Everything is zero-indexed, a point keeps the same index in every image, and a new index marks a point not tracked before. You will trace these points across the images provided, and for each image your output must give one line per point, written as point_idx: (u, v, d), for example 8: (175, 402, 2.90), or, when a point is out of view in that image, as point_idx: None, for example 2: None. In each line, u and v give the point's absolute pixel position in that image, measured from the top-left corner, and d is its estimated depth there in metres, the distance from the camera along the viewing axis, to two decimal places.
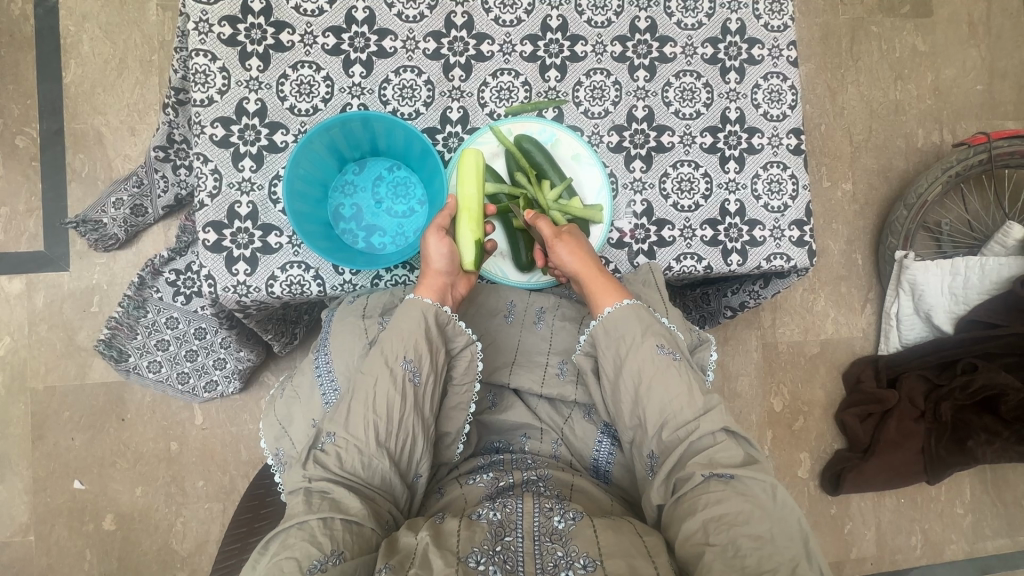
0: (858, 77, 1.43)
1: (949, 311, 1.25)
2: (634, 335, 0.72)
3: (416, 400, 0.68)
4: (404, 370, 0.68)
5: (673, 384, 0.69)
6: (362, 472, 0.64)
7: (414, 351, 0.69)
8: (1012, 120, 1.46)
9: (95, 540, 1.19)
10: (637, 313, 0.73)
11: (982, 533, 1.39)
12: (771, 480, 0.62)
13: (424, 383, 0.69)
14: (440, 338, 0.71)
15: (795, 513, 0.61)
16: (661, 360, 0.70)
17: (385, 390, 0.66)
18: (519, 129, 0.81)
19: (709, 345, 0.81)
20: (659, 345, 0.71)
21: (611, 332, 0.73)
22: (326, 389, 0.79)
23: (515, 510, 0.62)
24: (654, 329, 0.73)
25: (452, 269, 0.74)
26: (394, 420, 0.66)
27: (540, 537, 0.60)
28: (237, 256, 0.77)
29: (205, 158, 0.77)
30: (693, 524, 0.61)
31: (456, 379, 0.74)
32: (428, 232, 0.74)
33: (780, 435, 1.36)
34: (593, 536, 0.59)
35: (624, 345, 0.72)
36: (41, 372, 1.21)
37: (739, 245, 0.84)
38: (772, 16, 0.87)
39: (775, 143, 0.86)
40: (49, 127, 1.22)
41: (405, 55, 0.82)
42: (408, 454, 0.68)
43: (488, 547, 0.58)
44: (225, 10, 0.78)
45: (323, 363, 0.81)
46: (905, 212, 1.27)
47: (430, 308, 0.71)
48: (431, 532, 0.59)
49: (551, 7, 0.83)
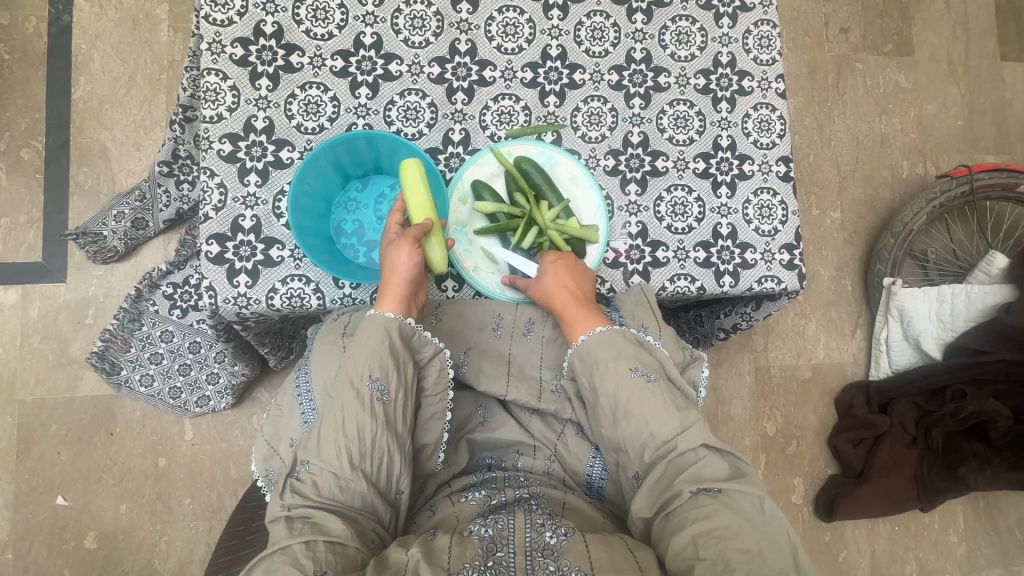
0: (844, 111, 1.49)
1: (938, 337, 1.27)
2: (606, 360, 0.72)
3: (389, 418, 0.68)
4: (371, 390, 0.68)
5: (647, 403, 0.69)
6: (341, 496, 0.64)
7: (378, 370, 0.68)
8: (992, 154, 1.51)
9: (75, 559, 1.16)
10: (612, 338, 0.73)
11: (976, 563, 1.37)
12: (760, 494, 0.63)
13: (393, 399, 0.69)
14: (405, 351, 0.72)
15: (786, 528, 0.61)
16: (636, 382, 0.71)
17: (354, 412, 0.66)
18: (519, 152, 0.83)
19: (700, 362, 0.82)
20: (632, 367, 0.72)
21: (586, 357, 0.74)
22: (305, 409, 0.78)
23: (507, 526, 0.62)
24: (629, 352, 0.73)
25: (416, 280, 0.74)
26: (367, 442, 0.66)
27: (531, 552, 0.60)
28: (238, 268, 0.77)
29: (212, 173, 0.79)
30: (683, 538, 0.60)
31: (428, 390, 0.74)
32: (402, 243, 0.74)
33: (774, 459, 1.36)
34: (585, 550, 0.60)
35: (599, 370, 0.72)
36: (31, 384, 1.19)
37: (731, 266, 0.86)
38: (761, 51, 0.91)
39: (765, 170, 0.89)
40: (55, 140, 1.24)
41: (410, 79, 0.85)
42: (386, 473, 0.67)
43: (479, 563, 0.59)
44: (239, 32, 0.81)
45: (304, 382, 0.79)
46: (891, 240, 1.31)
47: (393, 323, 0.71)
48: (421, 549, 0.59)
49: (552, 37, 0.87)
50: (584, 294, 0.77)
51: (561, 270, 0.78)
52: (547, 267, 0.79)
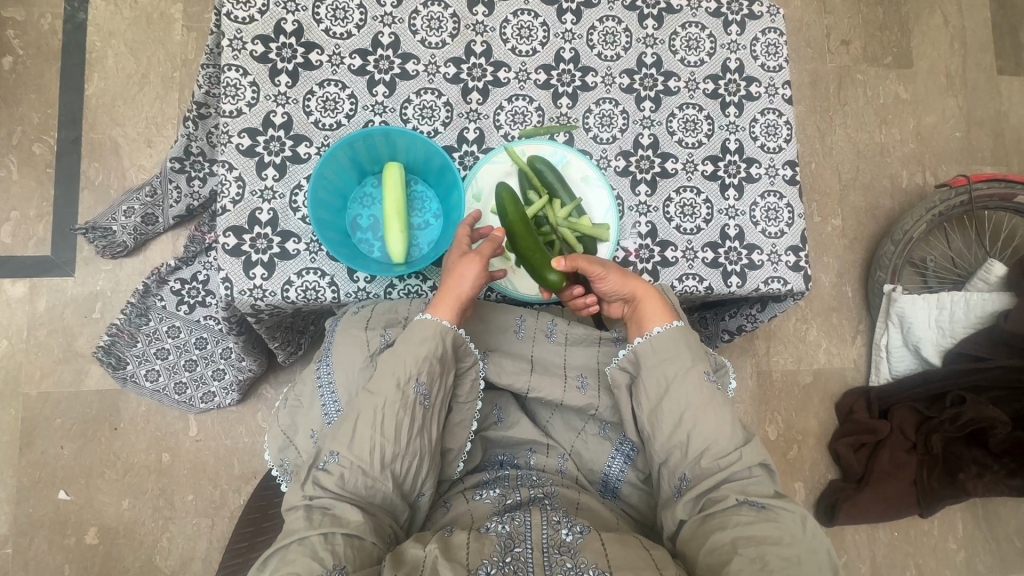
0: (845, 121, 1.52)
1: (937, 343, 1.29)
2: (681, 359, 0.73)
3: (425, 423, 0.70)
4: (416, 394, 0.69)
5: (721, 413, 0.70)
6: (364, 492, 0.65)
7: (426, 375, 0.70)
8: (989, 166, 1.54)
9: (75, 555, 1.15)
10: (688, 335, 0.74)
11: (975, 570, 1.38)
12: (802, 513, 0.64)
13: (433, 406, 0.70)
14: (452, 359, 0.73)
15: (825, 546, 0.62)
16: (709, 386, 0.72)
17: (396, 412, 0.67)
18: (532, 151, 0.85)
19: (727, 372, 0.82)
20: (706, 371, 0.73)
21: (658, 351, 0.74)
22: (327, 403, 0.78)
23: (524, 523, 0.63)
24: (699, 356, 0.74)
25: (472, 297, 0.75)
26: (402, 443, 0.67)
27: (548, 549, 0.60)
28: (254, 260, 0.78)
29: (230, 166, 0.80)
30: (723, 536, 0.62)
31: (461, 397, 0.76)
32: (473, 259, 0.74)
33: (775, 464, 1.37)
34: (601, 548, 0.60)
35: (673, 368, 0.73)
36: (36, 378, 1.19)
37: (739, 267, 0.88)
38: (768, 57, 0.93)
39: (771, 174, 0.91)
40: (66, 136, 1.25)
41: (427, 78, 0.86)
42: (412, 477, 0.68)
43: (498, 559, 0.59)
44: (259, 29, 0.82)
45: (325, 373, 0.80)
46: (892, 247, 1.33)
47: (448, 331, 0.72)
48: (439, 545, 0.60)
49: (565, 41, 0.89)
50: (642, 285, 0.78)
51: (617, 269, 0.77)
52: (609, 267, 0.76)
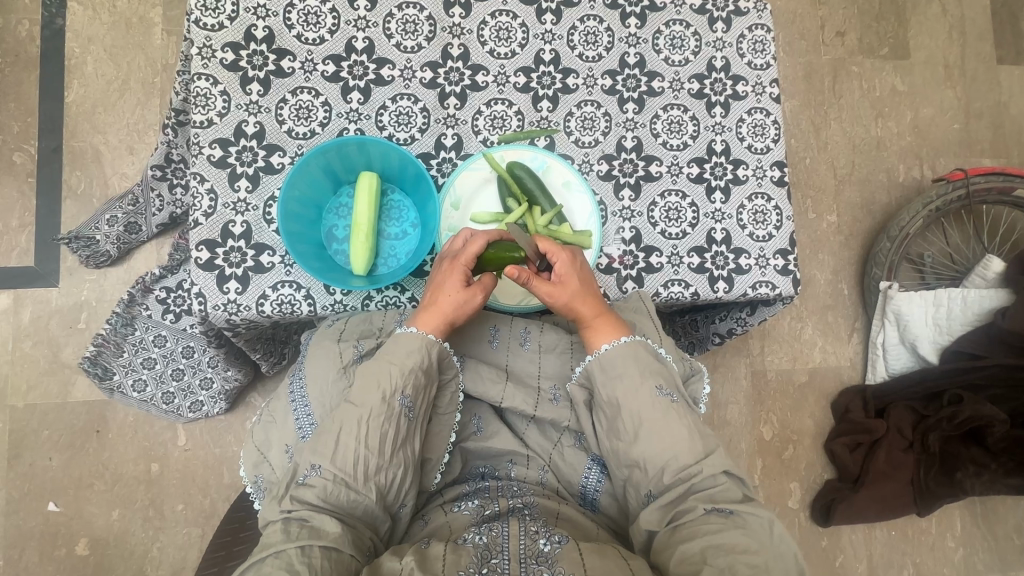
0: (840, 114, 1.49)
1: (934, 341, 1.26)
2: (633, 376, 0.71)
3: (408, 434, 0.69)
4: (401, 406, 0.68)
5: (676, 427, 0.69)
6: (346, 503, 0.64)
7: (411, 388, 0.69)
8: (989, 158, 1.50)
9: (66, 566, 1.15)
10: (636, 351, 0.72)
11: (974, 568, 1.37)
12: (769, 517, 0.63)
13: (417, 418, 0.69)
14: (437, 371, 0.72)
15: (791, 549, 0.62)
16: (662, 402, 0.70)
17: (380, 423, 0.66)
18: (511, 157, 0.83)
19: (702, 378, 0.80)
20: (657, 387, 0.71)
21: (608, 369, 0.72)
22: (302, 422, 0.76)
23: (501, 534, 0.62)
24: (652, 370, 0.72)
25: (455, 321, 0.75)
26: (385, 455, 0.66)
27: (525, 559, 0.59)
28: (228, 274, 0.77)
29: (202, 178, 0.78)
30: (693, 547, 0.61)
31: (442, 409, 0.75)
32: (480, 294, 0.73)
33: (770, 464, 1.35)
34: (579, 559, 0.59)
35: (624, 384, 0.71)
36: (22, 390, 1.18)
37: (725, 272, 0.86)
38: (755, 55, 0.91)
39: (759, 175, 0.88)
40: (47, 144, 1.23)
41: (402, 83, 0.84)
42: (396, 488, 0.67)
43: (474, 570, 0.58)
44: (230, 37, 0.80)
45: (298, 389, 0.77)
46: (887, 244, 1.30)
47: (434, 344, 0.71)
48: (416, 557, 0.59)
49: (545, 42, 0.87)
50: (598, 302, 0.75)
51: (579, 275, 0.74)
52: (567, 278, 0.73)
